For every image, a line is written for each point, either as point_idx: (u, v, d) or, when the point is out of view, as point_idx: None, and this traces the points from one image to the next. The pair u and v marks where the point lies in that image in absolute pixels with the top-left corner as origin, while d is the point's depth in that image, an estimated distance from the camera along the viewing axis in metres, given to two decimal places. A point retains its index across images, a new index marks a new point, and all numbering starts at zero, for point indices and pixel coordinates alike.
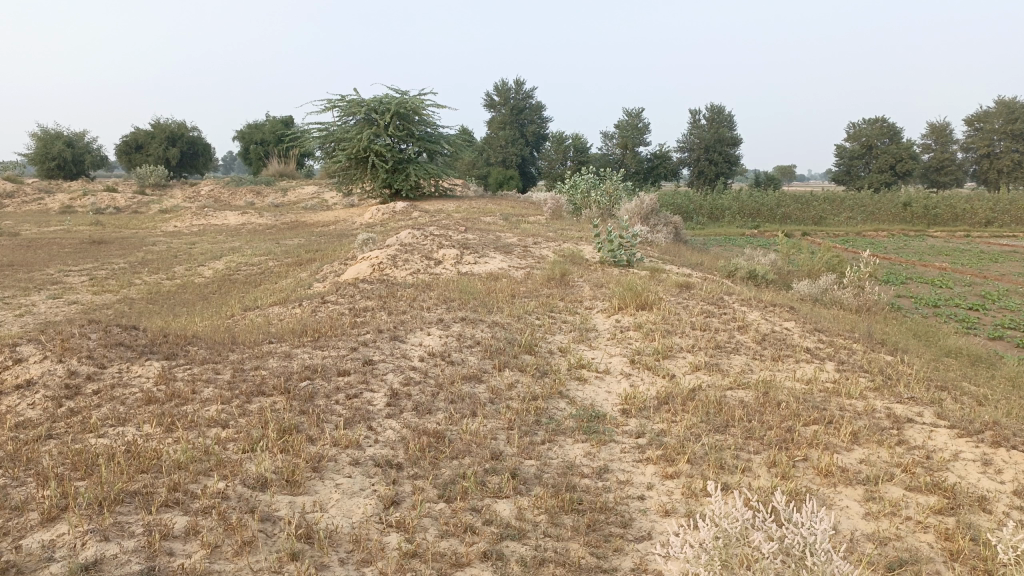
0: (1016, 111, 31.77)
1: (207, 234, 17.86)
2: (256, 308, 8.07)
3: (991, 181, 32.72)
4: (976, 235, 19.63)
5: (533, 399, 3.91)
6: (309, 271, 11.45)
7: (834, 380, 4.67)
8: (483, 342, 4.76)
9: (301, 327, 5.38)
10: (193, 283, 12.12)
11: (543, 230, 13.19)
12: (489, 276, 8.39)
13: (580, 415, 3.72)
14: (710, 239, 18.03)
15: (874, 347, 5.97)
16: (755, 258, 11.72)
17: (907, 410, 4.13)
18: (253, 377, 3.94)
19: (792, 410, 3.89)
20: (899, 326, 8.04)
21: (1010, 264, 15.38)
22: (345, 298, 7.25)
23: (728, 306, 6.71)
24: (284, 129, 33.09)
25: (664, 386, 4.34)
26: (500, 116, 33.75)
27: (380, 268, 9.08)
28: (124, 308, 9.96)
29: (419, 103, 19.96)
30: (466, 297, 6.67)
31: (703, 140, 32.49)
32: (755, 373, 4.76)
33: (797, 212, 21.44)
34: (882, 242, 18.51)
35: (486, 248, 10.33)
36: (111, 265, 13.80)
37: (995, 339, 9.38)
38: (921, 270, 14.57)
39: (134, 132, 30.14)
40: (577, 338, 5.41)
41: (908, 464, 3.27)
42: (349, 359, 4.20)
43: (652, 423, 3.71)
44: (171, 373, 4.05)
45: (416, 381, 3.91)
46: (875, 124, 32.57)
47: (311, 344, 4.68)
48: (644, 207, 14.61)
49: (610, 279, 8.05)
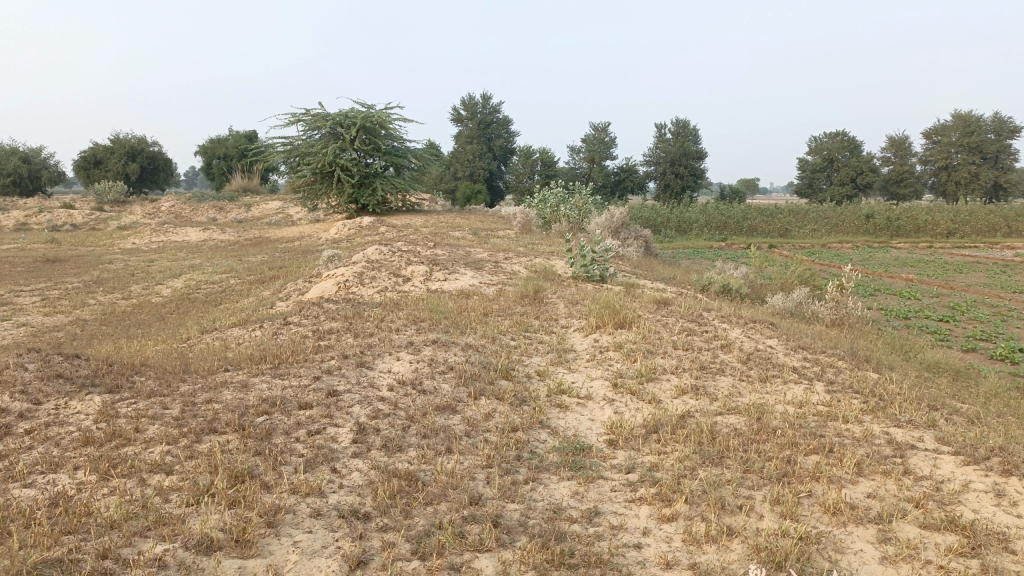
0: (972, 124, 32.39)
1: (167, 251, 17.32)
2: (215, 329, 7.67)
3: (949, 193, 33.28)
4: (939, 246, 19.80)
5: (512, 431, 3.62)
6: (271, 290, 11.02)
7: (827, 402, 4.45)
8: (457, 368, 4.44)
9: (261, 352, 5.01)
10: (150, 303, 11.63)
11: (513, 245, 12.94)
12: (459, 294, 8.09)
13: (564, 449, 3.44)
14: (679, 253, 17.96)
15: (860, 364, 5.77)
16: (728, 271, 11.54)
17: (907, 435, 3.91)
18: (204, 412, 3.59)
19: (790, 437, 3.65)
20: (878, 340, 7.89)
21: (976, 275, 15.46)
22: (308, 319, 6.89)
23: (709, 324, 6.48)
24: (247, 143, 32.52)
25: (652, 412, 4.07)
26: (467, 130, 33.54)
27: (346, 287, 8.72)
28: (76, 332, 9.46)
29: (385, 117, 19.63)
30: (436, 317, 6.35)
31: (669, 153, 32.60)
32: (744, 396, 4.51)
33: (763, 225, 21.47)
34: (847, 253, 18.56)
35: (455, 264, 10.03)
36: (65, 284, 13.25)
37: (969, 351, 9.31)
38: (888, 282, 14.59)
39: (92, 147, 29.35)
40: (555, 360, 5.12)
41: (920, 499, 3.03)
42: (311, 390, 3.86)
43: (642, 455, 3.44)
44: (113, 410, 3.68)
45: (385, 414, 3.58)
46: (836, 138, 32.94)
47: (271, 373, 4.33)
48: (614, 221, 14.42)
49: (585, 295, 7.81)
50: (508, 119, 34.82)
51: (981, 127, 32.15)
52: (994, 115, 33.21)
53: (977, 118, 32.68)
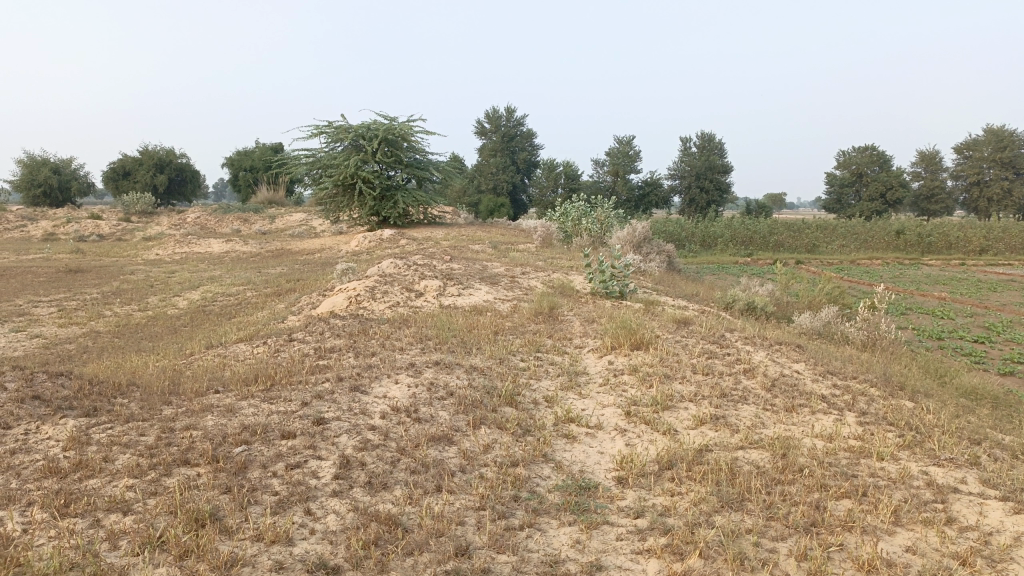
0: (1004, 139, 31.61)
1: (188, 262, 17.27)
2: (220, 344, 7.45)
3: (981, 209, 32.51)
4: (971, 264, 19.22)
5: (512, 466, 3.32)
6: (285, 303, 10.84)
7: (858, 436, 4.09)
8: (457, 394, 4.13)
9: (255, 372, 4.75)
10: (165, 315, 11.49)
11: (532, 259, 12.66)
12: (472, 311, 7.82)
13: (566, 487, 3.13)
14: (702, 268, 17.58)
15: (893, 392, 5.38)
16: (752, 288, 11.16)
17: (948, 475, 3.54)
18: (179, 441, 3.33)
19: (818, 479, 3.31)
20: (910, 363, 7.49)
21: (1010, 293, 14.91)
22: (313, 335, 6.64)
23: (731, 346, 6.12)
24: (273, 155, 32.67)
25: (666, 446, 3.74)
26: (491, 142, 33.47)
27: (357, 301, 8.49)
28: (88, 344, 9.32)
29: (408, 129, 19.51)
30: (444, 335, 6.07)
31: (694, 167, 32.22)
32: (767, 428, 4.16)
33: (790, 240, 20.99)
34: (877, 270, 18.05)
35: (470, 279, 9.77)
36: (84, 295, 13.17)
37: (1006, 374, 8.86)
38: (920, 300, 14.08)
39: (122, 158, 29.61)
40: (565, 384, 4.81)
41: (965, 555, 2.68)
42: (297, 416, 3.59)
43: (653, 497, 3.12)
44: (85, 436, 3.44)
45: (374, 445, 3.30)
46: (865, 152, 32.38)
47: (262, 396, 4.08)
48: (636, 235, 14.11)
49: (601, 313, 7.51)
50: (532, 132, 34.74)
51: (1014, 143, 31.39)
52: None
53: (1010, 133, 31.95)
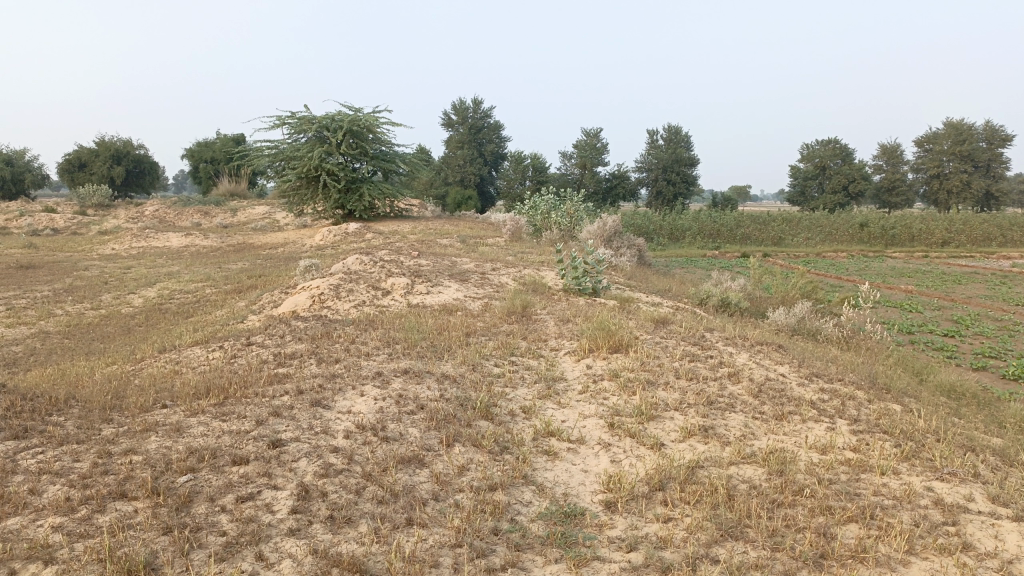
0: (963, 132, 32.00)
1: (146, 257, 16.67)
2: (176, 348, 7.03)
3: (941, 202, 32.91)
4: (934, 256, 19.32)
5: (490, 491, 3.02)
6: (246, 301, 10.40)
7: (854, 447, 3.87)
8: (428, 408, 3.81)
9: (207, 383, 4.37)
10: (119, 314, 10.96)
11: (502, 254, 12.37)
12: (442, 310, 7.50)
13: (550, 516, 2.85)
14: (671, 261, 17.45)
15: (881, 395, 5.18)
16: (724, 282, 10.97)
17: (955, 492, 3.32)
18: (118, 470, 2.97)
19: (820, 500, 3.07)
20: (889, 361, 7.32)
21: (975, 286, 14.97)
22: (273, 339, 6.26)
23: (713, 348, 5.87)
24: (235, 146, 31.89)
25: (655, 463, 3.46)
26: (458, 135, 33.02)
27: (321, 300, 8.10)
28: (35, 346, 8.81)
29: (373, 120, 19.05)
30: (413, 339, 5.75)
31: (661, 160, 32.13)
32: (760, 440, 3.91)
33: (757, 233, 20.95)
34: (843, 263, 18.06)
35: (439, 276, 9.42)
36: (34, 292, 12.55)
37: (980, 370, 8.76)
38: (888, 294, 14.04)
39: (77, 150, 28.59)
40: (543, 393, 4.52)
41: None
42: (251, 438, 3.25)
43: (645, 525, 2.86)
44: (11, 463, 3.06)
45: (337, 471, 2.97)
46: (828, 145, 32.57)
47: (215, 412, 3.72)
48: (607, 228, 13.84)
49: (576, 312, 7.23)
50: (498, 125, 34.39)
51: (972, 136, 31.72)
52: (984, 123, 32.84)
53: (969, 126, 32.30)
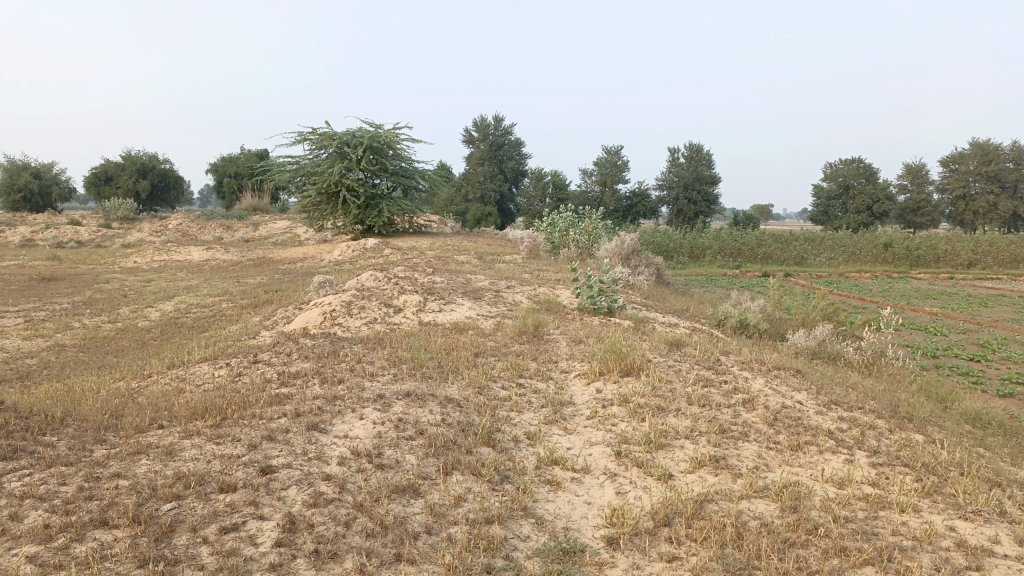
0: (990, 153, 31.56)
1: (166, 271, 16.75)
2: (185, 364, 6.97)
3: (967, 222, 32.40)
4: (960, 278, 18.96)
5: (486, 524, 2.89)
6: (260, 317, 10.36)
7: (873, 481, 3.70)
8: (428, 433, 3.69)
9: (207, 403, 4.27)
10: (135, 328, 10.96)
11: (518, 271, 12.26)
12: (453, 329, 7.39)
13: (548, 553, 2.71)
14: (690, 280, 17.26)
15: (902, 424, 4.98)
16: (743, 302, 10.78)
17: (979, 534, 3.14)
18: (103, 494, 2.87)
19: (834, 541, 2.91)
20: (911, 387, 7.10)
21: (1002, 309, 14.63)
22: (281, 356, 6.19)
23: (727, 372, 5.70)
24: (258, 161, 32.17)
25: (661, 496, 3.31)
26: (479, 151, 33.08)
27: (332, 317, 8.03)
28: (49, 359, 8.80)
29: (393, 137, 19.08)
30: (420, 358, 5.64)
31: (682, 178, 31.95)
32: (773, 472, 3.75)
33: (778, 252, 20.66)
34: (866, 284, 17.75)
35: (452, 293, 9.32)
36: (54, 305, 12.61)
37: (1006, 396, 8.49)
38: (912, 316, 13.75)
39: (104, 163, 28.96)
40: (549, 418, 4.38)
41: None
42: (241, 464, 3.14)
43: (648, 564, 2.71)
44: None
45: (328, 500, 2.86)
46: (851, 164, 32.26)
47: (210, 435, 3.63)
48: (625, 247, 13.69)
49: (589, 332, 7.10)
50: (519, 142, 34.43)
51: (999, 156, 31.28)
52: (1011, 144, 32.37)
53: (995, 146, 31.85)
